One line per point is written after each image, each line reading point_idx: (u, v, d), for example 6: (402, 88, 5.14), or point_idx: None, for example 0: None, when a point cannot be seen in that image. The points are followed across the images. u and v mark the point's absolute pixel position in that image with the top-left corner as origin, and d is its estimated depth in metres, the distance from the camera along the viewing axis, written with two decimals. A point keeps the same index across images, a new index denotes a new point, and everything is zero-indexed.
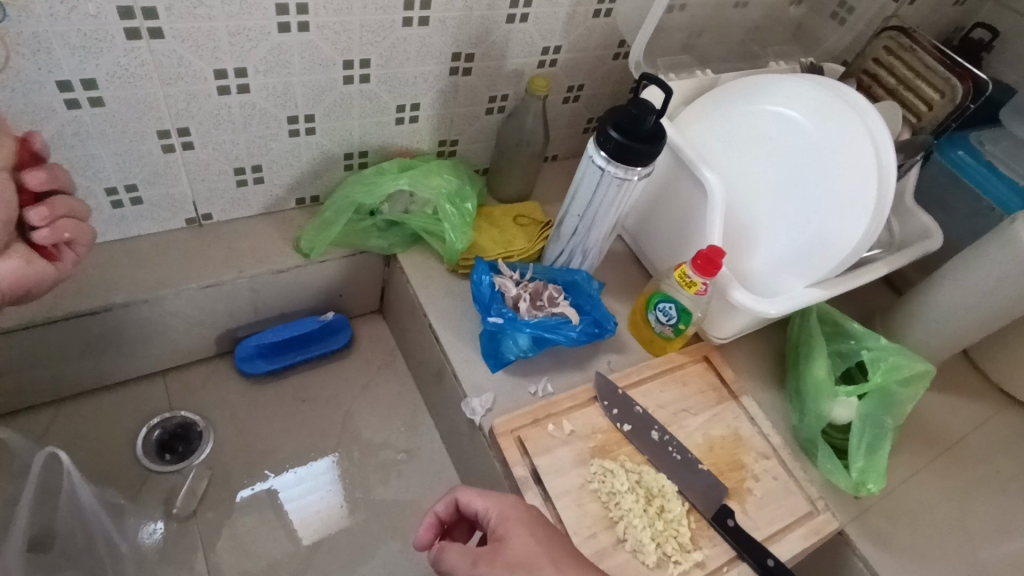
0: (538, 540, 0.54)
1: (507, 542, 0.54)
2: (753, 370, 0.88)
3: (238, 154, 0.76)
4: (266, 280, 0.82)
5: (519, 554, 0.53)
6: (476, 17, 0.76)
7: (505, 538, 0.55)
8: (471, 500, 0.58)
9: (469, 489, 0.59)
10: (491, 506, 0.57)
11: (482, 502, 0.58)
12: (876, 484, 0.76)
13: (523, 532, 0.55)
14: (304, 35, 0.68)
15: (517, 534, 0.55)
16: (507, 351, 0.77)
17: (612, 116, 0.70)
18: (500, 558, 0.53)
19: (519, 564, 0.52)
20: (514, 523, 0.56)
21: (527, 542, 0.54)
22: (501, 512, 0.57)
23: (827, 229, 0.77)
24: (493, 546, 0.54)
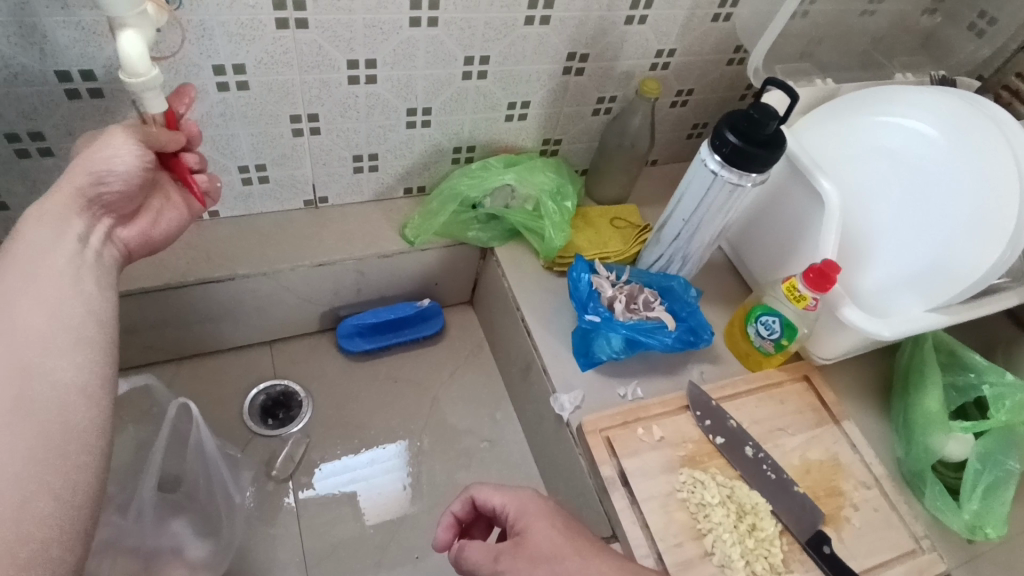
0: (559, 532, 0.53)
1: (527, 538, 0.53)
2: (856, 395, 0.83)
3: (357, 142, 0.80)
4: (372, 263, 0.87)
5: (541, 549, 0.52)
6: (595, 17, 0.77)
7: (528, 533, 0.54)
8: (486, 497, 0.57)
9: (481, 486, 0.58)
10: (509, 500, 0.57)
11: (499, 498, 0.57)
12: (995, 529, 0.70)
13: (543, 526, 0.54)
14: (432, 30, 0.71)
15: (541, 528, 0.54)
16: (598, 350, 0.78)
17: (729, 120, 0.69)
18: (524, 553, 0.52)
19: (542, 560, 0.51)
20: (534, 517, 0.55)
21: (550, 533, 0.53)
22: (520, 506, 0.56)
23: (955, 250, 0.72)
24: (514, 542, 0.53)
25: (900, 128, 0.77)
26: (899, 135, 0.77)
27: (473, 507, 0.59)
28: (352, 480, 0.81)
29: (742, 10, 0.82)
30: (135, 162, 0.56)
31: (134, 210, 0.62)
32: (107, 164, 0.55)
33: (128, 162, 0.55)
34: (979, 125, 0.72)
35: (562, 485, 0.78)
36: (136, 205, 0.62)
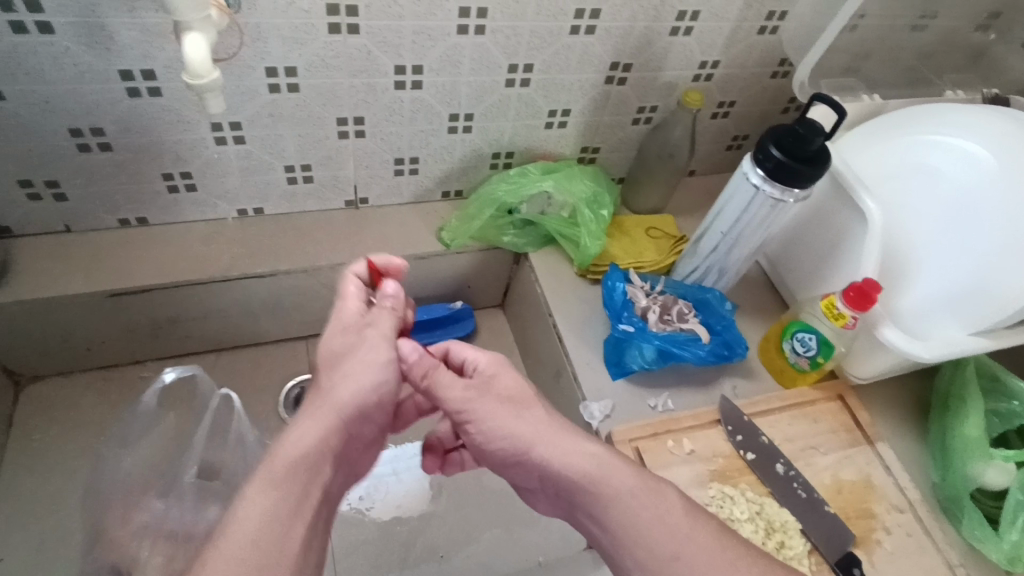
0: (528, 385, 0.57)
1: (496, 382, 0.57)
2: (892, 418, 0.82)
3: (400, 145, 0.82)
4: (408, 265, 0.88)
5: (508, 392, 0.56)
6: (641, 28, 0.77)
7: (498, 378, 0.57)
8: (463, 351, 0.59)
9: (456, 342, 0.60)
10: (483, 354, 0.59)
11: (472, 352, 0.59)
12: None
13: (513, 377, 0.57)
14: (478, 38, 0.72)
15: (508, 374, 0.57)
16: (629, 360, 0.78)
17: (773, 134, 0.69)
18: (494, 392, 0.56)
19: (511, 399, 0.56)
20: (506, 368, 0.58)
21: (520, 382, 0.57)
22: (493, 357, 0.58)
23: (999, 273, 0.70)
24: (484, 384, 0.57)
25: (951, 148, 0.76)
26: (949, 155, 0.76)
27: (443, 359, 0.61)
28: (376, 476, 0.82)
29: (790, 23, 0.81)
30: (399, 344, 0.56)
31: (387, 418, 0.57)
32: (351, 388, 0.53)
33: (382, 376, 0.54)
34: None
35: None
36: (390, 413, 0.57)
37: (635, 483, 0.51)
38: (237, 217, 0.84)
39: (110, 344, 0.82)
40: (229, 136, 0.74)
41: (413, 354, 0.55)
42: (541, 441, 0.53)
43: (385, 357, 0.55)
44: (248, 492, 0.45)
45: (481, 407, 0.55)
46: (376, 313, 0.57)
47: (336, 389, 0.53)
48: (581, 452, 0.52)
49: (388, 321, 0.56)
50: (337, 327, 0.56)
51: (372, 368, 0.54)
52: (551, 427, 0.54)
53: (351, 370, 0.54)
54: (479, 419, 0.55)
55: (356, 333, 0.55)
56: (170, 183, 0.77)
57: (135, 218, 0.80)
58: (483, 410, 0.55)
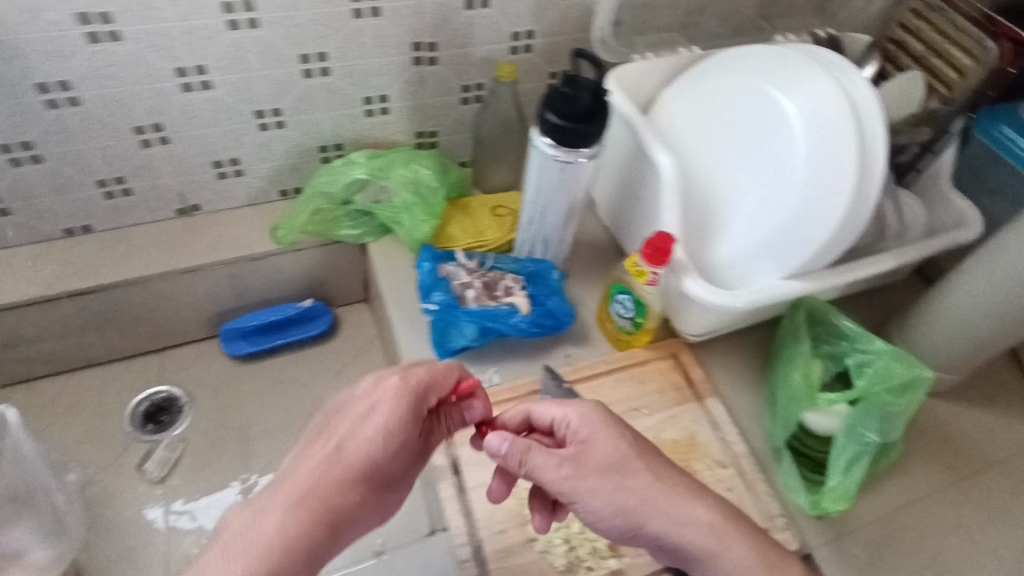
0: (625, 442, 0.58)
1: (591, 449, 0.57)
2: (731, 372, 0.80)
3: (213, 147, 0.82)
4: (244, 266, 0.89)
5: (604, 461, 0.57)
6: (431, 4, 0.76)
7: (591, 444, 0.57)
8: (545, 411, 0.60)
9: (539, 404, 0.61)
10: (569, 410, 0.59)
11: (558, 411, 0.60)
12: (834, 504, 0.68)
13: (607, 440, 0.58)
14: (254, 31, 0.71)
15: (604, 440, 0.58)
16: (450, 339, 0.78)
17: (545, 98, 0.67)
18: (592, 463, 0.56)
19: (612, 468, 0.57)
20: (598, 428, 0.58)
21: (615, 446, 0.57)
22: (583, 415, 0.59)
23: (801, 219, 0.68)
24: (578, 452, 0.57)
25: (741, 89, 0.73)
26: (741, 98, 0.73)
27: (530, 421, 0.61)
28: None
29: None
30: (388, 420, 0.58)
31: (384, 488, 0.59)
32: (348, 457, 0.57)
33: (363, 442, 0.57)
34: (812, 77, 0.68)
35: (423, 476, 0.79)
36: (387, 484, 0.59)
37: (751, 560, 0.56)
38: (64, 236, 0.85)
39: None
40: (24, 155, 0.75)
41: (502, 446, 0.56)
42: (651, 514, 0.56)
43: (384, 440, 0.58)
44: (236, 547, 0.52)
45: (584, 488, 0.56)
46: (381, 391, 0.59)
47: (327, 461, 0.57)
48: (693, 521, 0.57)
49: (398, 401, 0.58)
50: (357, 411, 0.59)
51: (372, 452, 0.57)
52: (655, 495, 0.57)
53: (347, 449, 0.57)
54: (584, 498, 0.56)
55: (367, 417, 0.59)
56: None
57: None
58: (586, 490, 0.56)
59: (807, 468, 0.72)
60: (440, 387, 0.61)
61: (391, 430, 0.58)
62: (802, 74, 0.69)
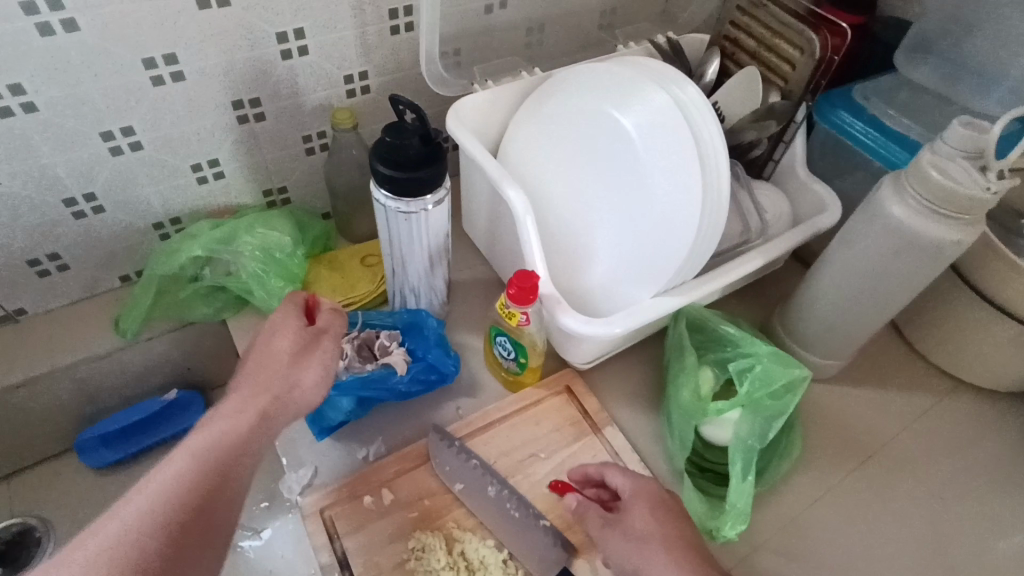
0: (661, 524, 0.58)
1: (631, 519, 0.59)
2: (628, 396, 0.77)
3: (22, 245, 0.72)
4: (86, 368, 0.78)
5: (637, 534, 0.58)
6: (241, 59, 0.70)
7: (633, 514, 0.59)
8: (612, 475, 0.63)
9: (609, 466, 0.63)
10: (627, 479, 0.61)
11: (620, 479, 0.62)
12: (733, 529, 0.64)
13: (645, 515, 0.59)
14: (35, 115, 0.64)
15: (639, 509, 0.59)
16: (326, 417, 0.71)
17: (375, 149, 0.63)
18: (624, 533, 0.58)
19: (639, 543, 0.57)
20: (641, 501, 0.60)
21: (647, 521, 0.58)
22: (634, 488, 0.61)
23: (660, 234, 0.66)
24: (618, 519, 0.60)
25: (581, 107, 0.70)
26: (582, 115, 0.70)
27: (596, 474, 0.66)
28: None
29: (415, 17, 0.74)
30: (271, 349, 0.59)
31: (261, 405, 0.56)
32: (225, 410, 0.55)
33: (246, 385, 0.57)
34: (645, 87, 0.66)
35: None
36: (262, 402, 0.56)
37: None
38: None
39: None
40: None
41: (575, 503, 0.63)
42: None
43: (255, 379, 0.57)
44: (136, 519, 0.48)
45: (613, 549, 0.58)
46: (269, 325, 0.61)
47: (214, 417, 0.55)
48: None
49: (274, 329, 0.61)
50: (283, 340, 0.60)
51: (311, 382, 0.59)
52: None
53: (279, 376, 0.58)
54: (611, 556, 0.59)
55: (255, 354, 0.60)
56: None
57: None
58: (618, 549, 0.58)
59: (708, 480, 0.70)
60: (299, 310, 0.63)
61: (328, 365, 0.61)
62: (635, 84, 0.67)
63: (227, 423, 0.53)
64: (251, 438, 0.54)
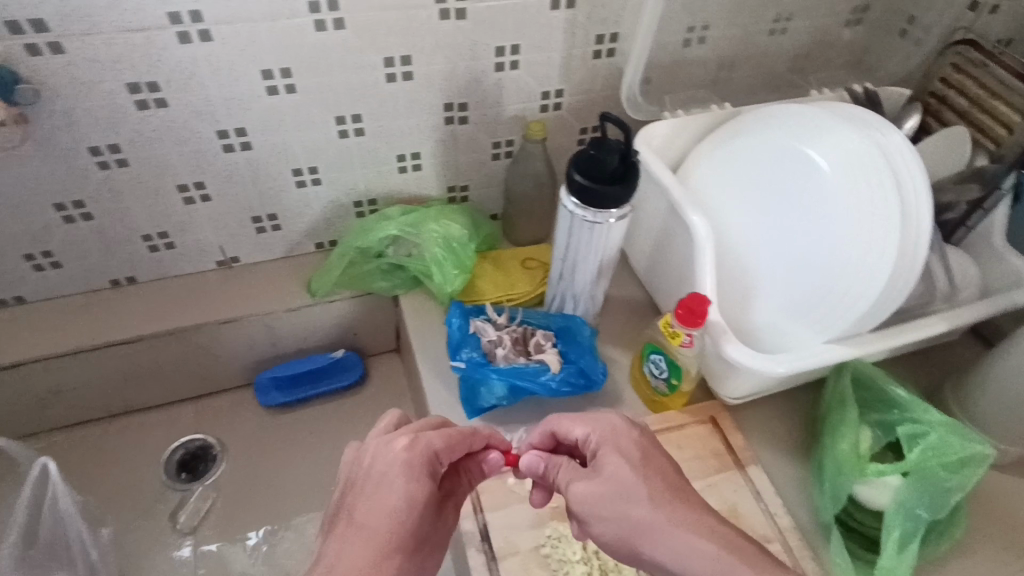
0: (633, 465, 0.56)
1: (603, 468, 0.56)
2: (771, 438, 0.76)
3: (252, 204, 0.84)
4: (278, 318, 0.89)
5: (611, 481, 0.55)
6: (462, 67, 0.78)
7: (602, 462, 0.57)
8: (568, 428, 0.61)
9: (561, 420, 0.61)
10: (590, 430, 0.59)
11: (580, 428, 0.60)
12: None
13: (616, 458, 0.57)
14: (292, 96, 0.74)
15: (613, 461, 0.56)
16: (481, 398, 0.76)
17: (574, 159, 0.67)
18: (597, 482, 0.56)
19: (616, 491, 0.55)
20: (609, 447, 0.58)
21: (622, 466, 0.56)
22: (599, 436, 0.59)
23: (842, 274, 0.66)
24: (588, 472, 0.57)
25: (775, 145, 0.71)
26: (776, 153, 0.71)
27: (557, 440, 0.63)
28: None
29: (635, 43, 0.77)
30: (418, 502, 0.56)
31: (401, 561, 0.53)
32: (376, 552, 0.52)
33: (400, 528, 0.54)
34: (852, 134, 0.66)
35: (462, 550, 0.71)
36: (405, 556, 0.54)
37: None
38: (110, 287, 0.87)
39: None
40: (76, 214, 0.77)
41: (536, 464, 0.60)
42: (659, 532, 0.53)
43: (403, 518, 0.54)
44: None
45: (590, 509, 0.55)
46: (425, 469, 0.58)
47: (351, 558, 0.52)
48: (696, 553, 0.51)
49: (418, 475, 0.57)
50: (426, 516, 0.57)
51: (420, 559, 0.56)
52: (657, 521, 0.53)
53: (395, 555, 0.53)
54: (586, 520, 0.56)
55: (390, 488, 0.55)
56: (32, 262, 0.80)
57: (11, 298, 0.83)
58: (592, 510, 0.55)
59: (857, 544, 0.68)
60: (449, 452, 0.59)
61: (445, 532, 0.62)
62: (842, 130, 0.67)
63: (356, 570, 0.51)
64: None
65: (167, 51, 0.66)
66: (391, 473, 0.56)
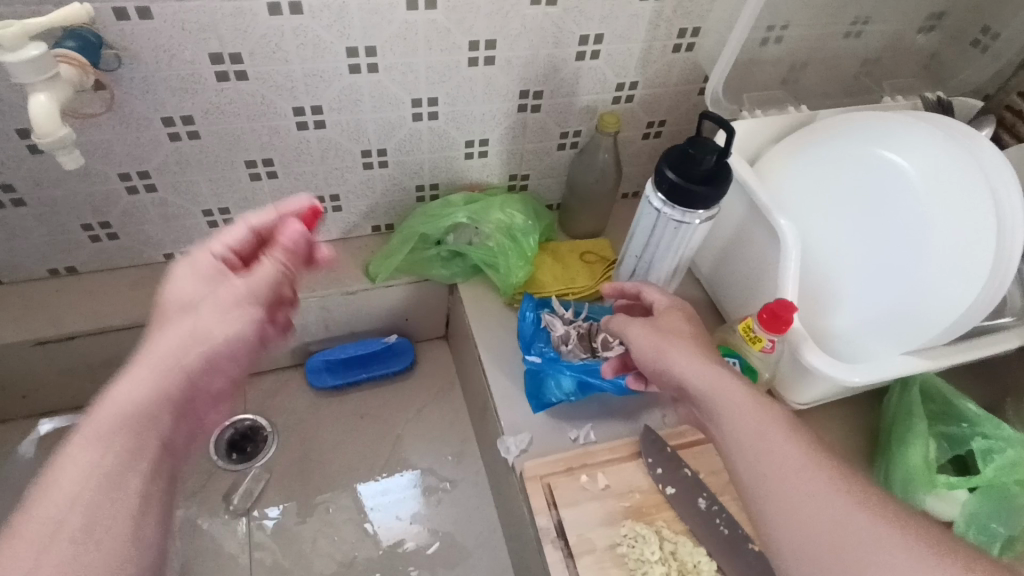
0: (689, 328, 0.65)
1: (662, 317, 0.67)
2: (834, 444, 0.77)
3: (316, 183, 0.82)
4: (334, 300, 0.87)
5: (664, 325, 0.65)
6: (543, 55, 0.76)
7: (662, 315, 0.67)
8: (651, 292, 0.70)
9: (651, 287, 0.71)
10: (668, 298, 0.69)
11: (658, 295, 0.70)
12: None
13: (676, 318, 0.66)
14: (373, 75, 0.72)
15: (672, 315, 0.66)
16: (548, 393, 0.75)
17: (667, 155, 0.66)
18: (651, 323, 0.65)
19: (661, 330, 0.64)
20: (674, 310, 0.67)
21: (678, 321, 0.66)
22: (675, 302, 0.68)
23: (927, 293, 0.65)
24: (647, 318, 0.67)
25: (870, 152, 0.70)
26: (870, 160, 0.70)
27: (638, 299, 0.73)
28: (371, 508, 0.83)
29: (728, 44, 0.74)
30: (192, 276, 0.54)
31: (181, 351, 0.50)
32: (167, 340, 0.50)
33: (196, 324, 0.52)
34: (952, 151, 0.64)
35: (529, 543, 0.71)
36: (185, 350, 0.51)
37: None
38: (164, 261, 0.85)
39: (44, 390, 0.83)
40: (139, 184, 0.75)
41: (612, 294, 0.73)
42: (677, 358, 0.61)
43: (179, 308, 0.52)
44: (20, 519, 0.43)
45: (632, 331, 0.65)
46: (203, 261, 0.55)
47: (111, 391, 0.48)
48: (713, 373, 0.59)
49: (202, 271, 0.55)
50: (224, 296, 0.53)
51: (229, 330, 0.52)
52: (684, 345, 0.62)
53: (179, 327, 0.51)
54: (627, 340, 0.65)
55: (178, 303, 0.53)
56: (90, 232, 0.78)
57: (64, 267, 0.81)
58: (635, 332, 0.65)
59: None
60: (233, 239, 0.57)
61: (233, 322, 0.53)
62: (942, 146, 0.65)
63: (122, 404, 0.47)
64: (152, 434, 0.48)
65: (256, 21, 0.63)
66: (177, 266, 0.55)
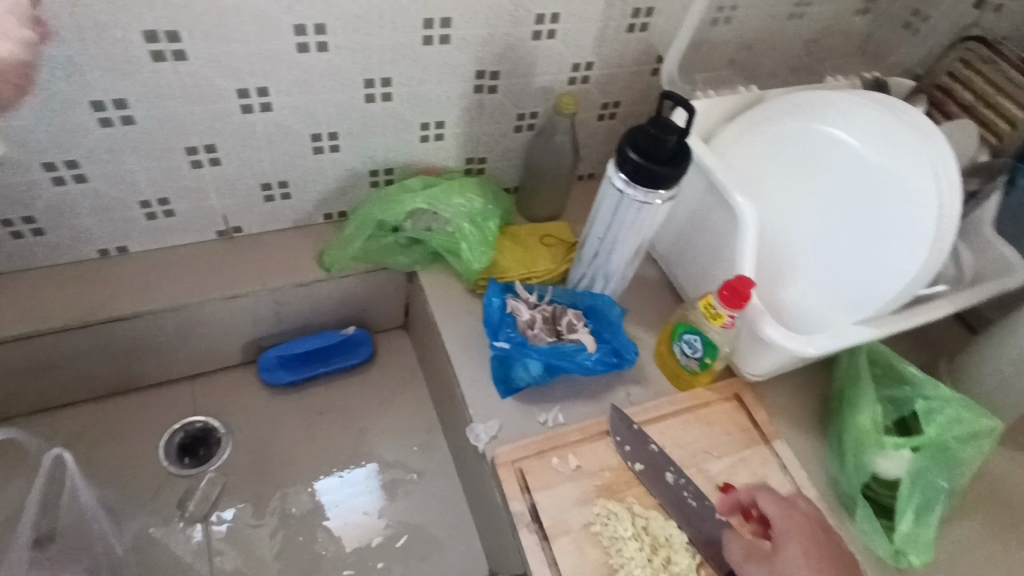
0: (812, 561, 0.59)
1: (779, 549, 0.60)
2: (789, 413, 0.80)
3: (264, 170, 0.78)
4: (288, 292, 0.84)
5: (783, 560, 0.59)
6: (500, 34, 0.74)
7: (782, 542, 0.61)
8: (765, 503, 0.64)
9: (764, 494, 0.65)
10: (780, 513, 0.63)
11: (771, 508, 0.64)
12: (918, 557, 0.69)
13: (796, 545, 0.60)
14: (323, 55, 0.68)
15: (793, 547, 0.60)
16: (516, 377, 0.75)
17: (630, 137, 0.66)
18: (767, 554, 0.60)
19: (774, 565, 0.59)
20: (792, 534, 0.61)
21: (800, 557, 0.59)
22: (787, 529, 0.62)
23: (876, 264, 0.68)
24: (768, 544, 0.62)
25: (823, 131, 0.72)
26: (823, 139, 0.72)
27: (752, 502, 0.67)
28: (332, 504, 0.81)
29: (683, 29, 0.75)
30: None
31: None
32: None
33: None
34: (897, 127, 0.67)
35: (503, 529, 0.71)
36: None
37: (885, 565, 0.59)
38: (99, 257, 0.79)
39: None
40: (67, 175, 0.69)
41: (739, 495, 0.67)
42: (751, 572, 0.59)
43: None
44: None
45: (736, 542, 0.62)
46: None
47: None
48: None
49: None
50: None
51: None
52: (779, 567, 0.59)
53: None
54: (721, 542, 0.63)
55: None
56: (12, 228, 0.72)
57: None
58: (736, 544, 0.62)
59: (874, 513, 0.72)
60: None
61: (1, 38, 0.49)
62: (888, 122, 0.68)
63: None
64: None
65: None
66: None
